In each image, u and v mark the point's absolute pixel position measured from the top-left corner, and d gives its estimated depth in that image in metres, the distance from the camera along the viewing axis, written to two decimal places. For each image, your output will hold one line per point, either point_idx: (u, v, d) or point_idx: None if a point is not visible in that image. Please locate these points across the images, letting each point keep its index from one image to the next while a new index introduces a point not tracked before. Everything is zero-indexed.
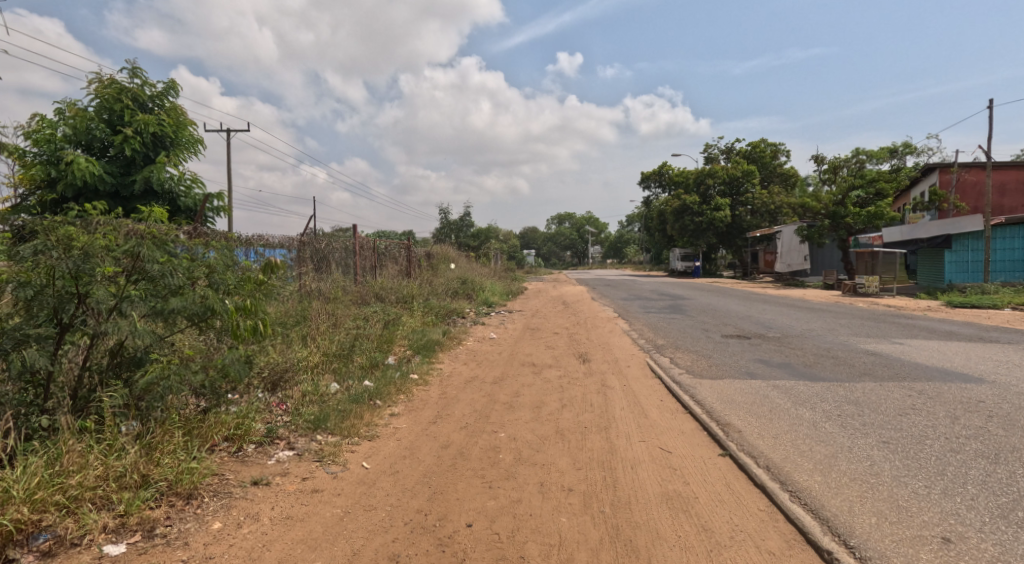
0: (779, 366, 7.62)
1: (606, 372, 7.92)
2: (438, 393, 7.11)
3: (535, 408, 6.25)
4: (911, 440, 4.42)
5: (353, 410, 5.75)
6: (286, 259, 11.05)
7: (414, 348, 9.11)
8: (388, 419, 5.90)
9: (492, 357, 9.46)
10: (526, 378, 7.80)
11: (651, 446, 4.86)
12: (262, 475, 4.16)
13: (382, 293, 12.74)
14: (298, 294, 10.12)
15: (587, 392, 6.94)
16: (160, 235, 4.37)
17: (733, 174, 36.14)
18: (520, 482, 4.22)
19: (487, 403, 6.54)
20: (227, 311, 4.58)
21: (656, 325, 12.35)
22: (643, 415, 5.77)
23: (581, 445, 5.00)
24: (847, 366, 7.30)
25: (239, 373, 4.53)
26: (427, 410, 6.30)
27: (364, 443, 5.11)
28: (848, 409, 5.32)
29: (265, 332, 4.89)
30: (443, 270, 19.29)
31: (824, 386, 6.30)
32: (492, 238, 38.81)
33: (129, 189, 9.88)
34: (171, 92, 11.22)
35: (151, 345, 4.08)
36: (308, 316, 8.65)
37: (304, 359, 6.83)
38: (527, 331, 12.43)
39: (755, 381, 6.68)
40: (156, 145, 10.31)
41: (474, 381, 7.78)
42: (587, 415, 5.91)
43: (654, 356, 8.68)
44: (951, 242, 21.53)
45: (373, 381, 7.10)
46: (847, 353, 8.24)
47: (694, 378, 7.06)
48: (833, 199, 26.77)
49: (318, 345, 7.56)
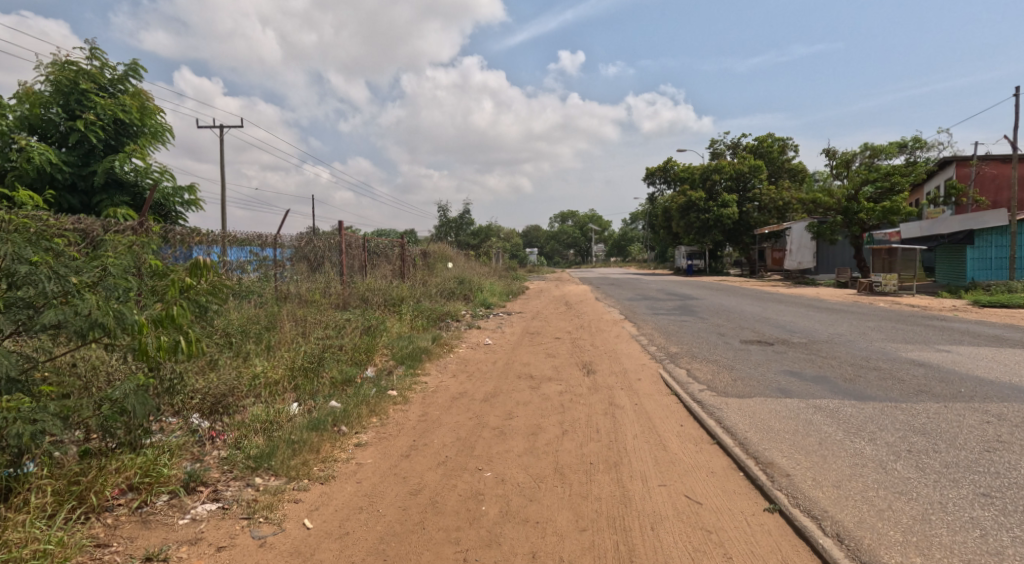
0: (814, 380, 6.56)
1: (614, 387, 6.89)
2: (418, 414, 6.09)
3: (529, 436, 5.22)
4: (1019, 491, 3.38)
5: (308, 442, 4.74)
6: (258, 257, 9.99)
7: (396, 358, 8.09)
8: (350, 452, 4.88)
9: (485, 367, 8.41)
10: (521, 395, 6.78)
11: (671, 492, 3.87)
12: (161, 546, 3.18)
13: (367, 296, 11.67)
14: (258, 295, 9.06)
15: (590, 413, 5.89)
16: (33, 231, 3.43)
17: (740, 169, 34.96)
18: (505, 553, 3.23)
19: (473, 428, 5.51)
20: (133, 325, 3.60)
21: (666, 329, 11.29)
22: (661, 448, 4.74)
23: (586, 491, 3.98)
24: (895, 382, 6.25)
25: (139, 409, 3.53)
26: (402, 437, 5.28)
27: (316, 488, 4.10)
28: (919, 442, 4.27)
29: (191, 351, 3.94)
30: (438, 270, 18.25)
31: (877, 408, 5.24)
32: (493, 236, 37.53)
33: (89, 182, 8.88)
34: (136, 77, 10.22)
35: (14, 378, 3.10)
36: (274, 325, 7.63)
37: (246, 374, 5.83)
38: (526, 336, 11.40)
39: (792, 401, 5.63)
40: (118, 133, 9.32)
41: (461, 397, 6.74)
42: (592, 446, 4.87)
43: (668, 367, 7.66)
44: (974, 238, 20.41)
45: (343, 400, 6.10)
46: (890, 363, 7.22)
47: (718, 397, 5.99)
48: (846, 193, 25.62)
49: (281, 358, 6.56)
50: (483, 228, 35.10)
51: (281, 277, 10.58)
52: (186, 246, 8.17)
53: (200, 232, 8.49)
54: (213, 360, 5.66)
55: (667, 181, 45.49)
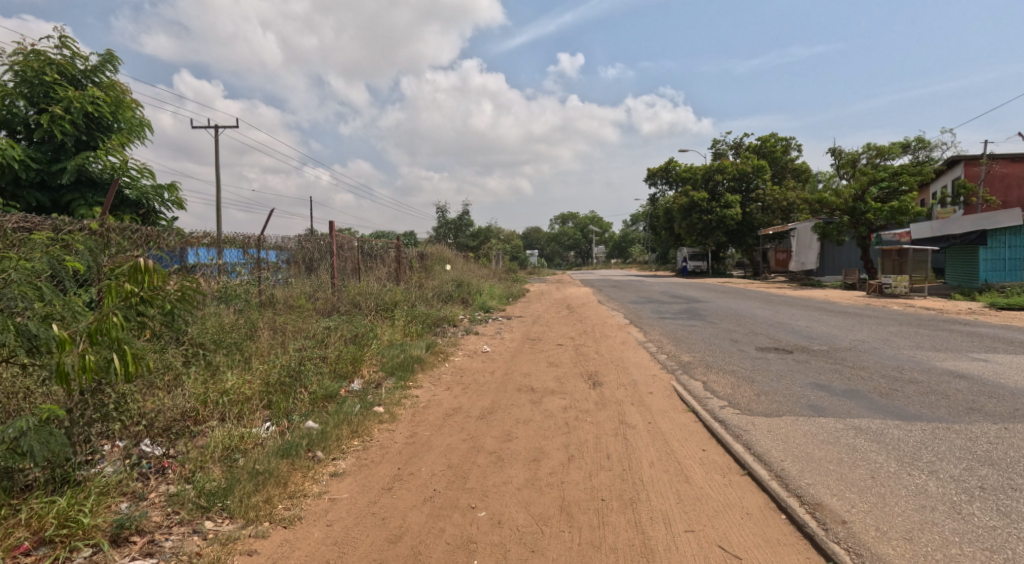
0: (847, 394, 5.92)
1: (623, 402, 6.26)
2: (407, 434, 5.45)
3: (530, 463, 4.57)
4: None
5: (274, 472, 4.09)
6: (247, 262, 9.41)
7: (386, 369, 7.42)
8: (324, 484, 4.23)
9: (482, 378, 7.74)
10: (522, 411, 6.14)
11: (700, 541, 3.24)
12: None
13: (358, 300, 10.99)
14: (232, 300, 8.40)
15: (598, 434, 5.23)
16: None
17: (743, 169, 34.35)
18: None
19: (467, 453, 4.87)
20: (48, 341, 3.12)
21: (675, 335, 10.62)
22: (683, 481, 4.10)
23: (598, 539, 3.35)
24: (939, 398, 5.60)
25: (40, 450, 2.97)
26: (386, 464, 4.64)
27: (278, 533, 3.47)
28: (991, 477, 3.63)
29: (126, 370, 3.39)
30: (436, 272, 17.59)
31: (927, 430, 4.61)
32: (493, 237, 36.82)
33: (58, 179, 8.20)
34: (113, 69, 9.56)
35: None
36: (252, 335, 7.00)
37: (203, 394, 5.15)
38: (527, 342, 10.74)
39: (827, 420, 4.99)
40: (91, 128, 8.64)
41: (454, 414, 6.07)
42: (603, 477, 4.25)
43: (682, 379, 7.02)
44: (987, 238, 19.74)
45: (321, 419, 5.45)
46: (926, 375, 6.58)
47: (743, 415, 5.33)
48: (852, 194, 24.84)
49: (255, 372, 5.91)
50: (483, 229, 34.37)
51: (267, 279, 9.89)
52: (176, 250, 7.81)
53: (197, 236, 8.12)
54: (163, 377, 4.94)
55: (669, 182, 44.80)
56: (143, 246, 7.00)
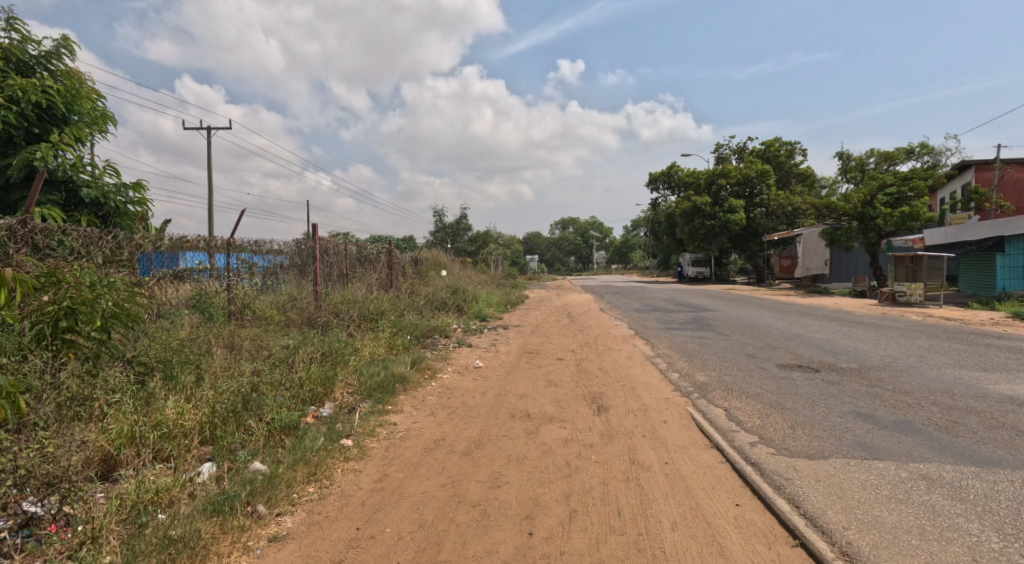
0: (898, 428, 5.00)
1: (635, 433, 5.33)
2: (375, 475, 4.52)
3: (522, 523, 3.68)
4: None
5: (190, 540, 3.31)
6: (224, 266, 8.41)
7: (362, 392, 6.48)
8: (257, 555, 3.34)
9: (472, 401, 6.82)
10: (515, 445, 5.22)
11: None
12: None
13: (340, 310, 10.06)
14: (202, 309, 7.62)
15: (606, 479, 4.32)
16: None
17: (747, 174, 33.45)
18: None
19: (446, 506, 3.97)
20: None
21: (686, 349, 9.71)
22: (716, 554, 3.23)
23: None
24: (1014, 435, 4.68)
25: None
26: (342, 522, 3.72)
27: None
28: None
29: None
30: (430, 277, 16.69)
31: (1019, 484, 3.70)
32: (493, 243, 35.96)
33: (4, 176, 7.21)
34: (70, 56, 8.70)
35: None
36: (208, 351, 6.11)
37: (126, 429, 4.32)
38: (523, 356, 9.82)
39: (889, 466, 4.06)
40: (43, 119, 7.64)
41: (436, 449, 5.15)
42: (609, 546, 3.37)
43: (700, 404, 6.09)
44: (1005, 245, 18.78)
45: (272, 459, 4.52)
46: (984, 403, 5.67)
47: (779, 456, 4.42)
48: (861, 199, 23.77)
49: (199, 398, 5.02)
50: (481, 233, 33.52)
51: (245, 281, 8.84)
52: (171, 254, 7.35)
53: (190, 238, 7.72)
54: (36, 413, 4.08)
55: (671, 185, 43.86)
56: (84, 253, 5.98)
